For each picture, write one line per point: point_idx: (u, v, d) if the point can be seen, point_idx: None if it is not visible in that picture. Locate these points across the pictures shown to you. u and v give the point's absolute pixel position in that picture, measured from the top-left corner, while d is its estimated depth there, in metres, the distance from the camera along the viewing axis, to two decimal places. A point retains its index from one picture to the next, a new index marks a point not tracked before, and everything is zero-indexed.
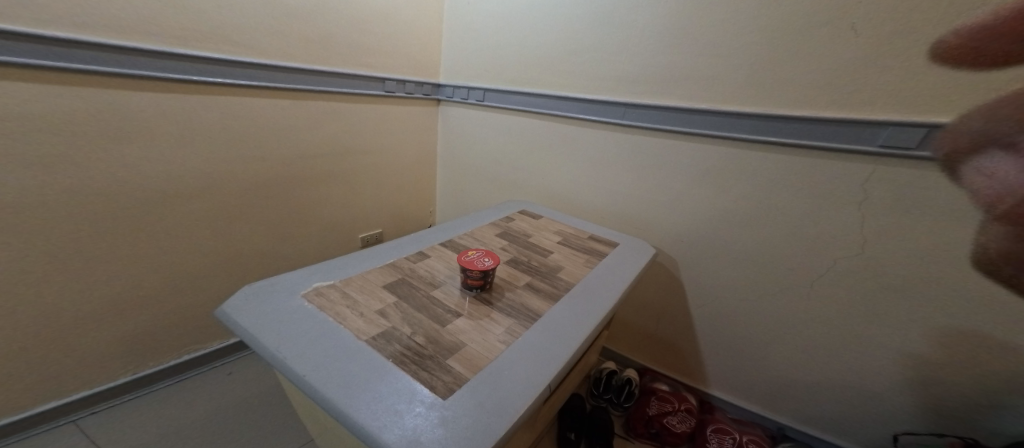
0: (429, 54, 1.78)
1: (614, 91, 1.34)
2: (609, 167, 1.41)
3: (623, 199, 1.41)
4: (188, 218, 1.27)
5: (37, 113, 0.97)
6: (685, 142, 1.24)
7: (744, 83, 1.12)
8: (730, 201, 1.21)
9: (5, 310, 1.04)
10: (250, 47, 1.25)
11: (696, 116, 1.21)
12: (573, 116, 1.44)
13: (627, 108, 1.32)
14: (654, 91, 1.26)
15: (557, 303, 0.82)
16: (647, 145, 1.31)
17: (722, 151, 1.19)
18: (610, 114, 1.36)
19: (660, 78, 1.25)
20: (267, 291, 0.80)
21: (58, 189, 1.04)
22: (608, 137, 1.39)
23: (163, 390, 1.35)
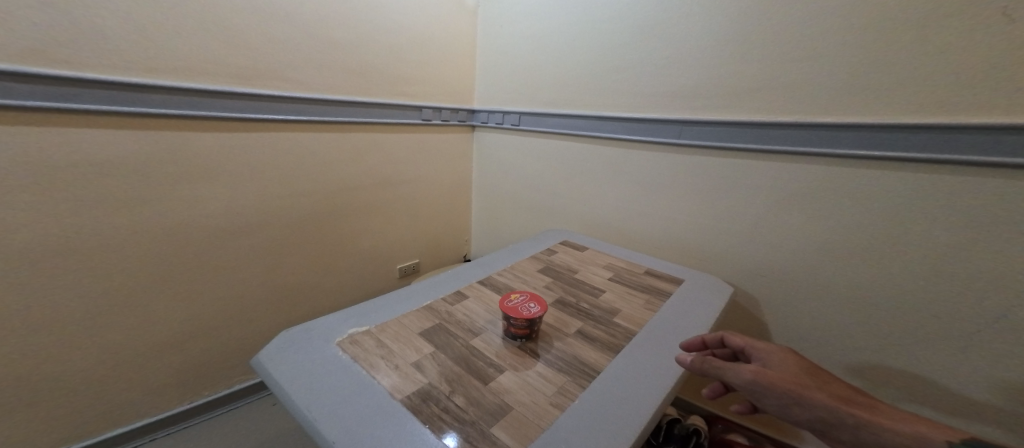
0: (463, 80, 1.75)
1: (667, 108, 1.23)
2: (662, 188, 1.29)
3: (679, 224, 1.28)
4: (233, 254, 1.26)
5: (113, 155, 1.01)
6: (754, 160, 1.11)
7: (822, 92, 0.99)
8: (811, 224, 1.05)
9: (69, 347, 1.04)
10: (298, 82, 1.27)
11: (766, 130, 1.08)
12: (619, 136, 1.34)
13: (683, 126, 1.21)
14: (715, 105, 1.15)
15: (616, 356, 0.71)
16: (708, 163, 1.18)
17: (798, 168, 1.05)
18: (663, 132, 1.25)
19: (719, 90, 1.13)
20: (300, 338, 0.72)
21: (120, 226, 1.05)
22: (661, 156, 1.27)
23: (202, 426, 1.30)
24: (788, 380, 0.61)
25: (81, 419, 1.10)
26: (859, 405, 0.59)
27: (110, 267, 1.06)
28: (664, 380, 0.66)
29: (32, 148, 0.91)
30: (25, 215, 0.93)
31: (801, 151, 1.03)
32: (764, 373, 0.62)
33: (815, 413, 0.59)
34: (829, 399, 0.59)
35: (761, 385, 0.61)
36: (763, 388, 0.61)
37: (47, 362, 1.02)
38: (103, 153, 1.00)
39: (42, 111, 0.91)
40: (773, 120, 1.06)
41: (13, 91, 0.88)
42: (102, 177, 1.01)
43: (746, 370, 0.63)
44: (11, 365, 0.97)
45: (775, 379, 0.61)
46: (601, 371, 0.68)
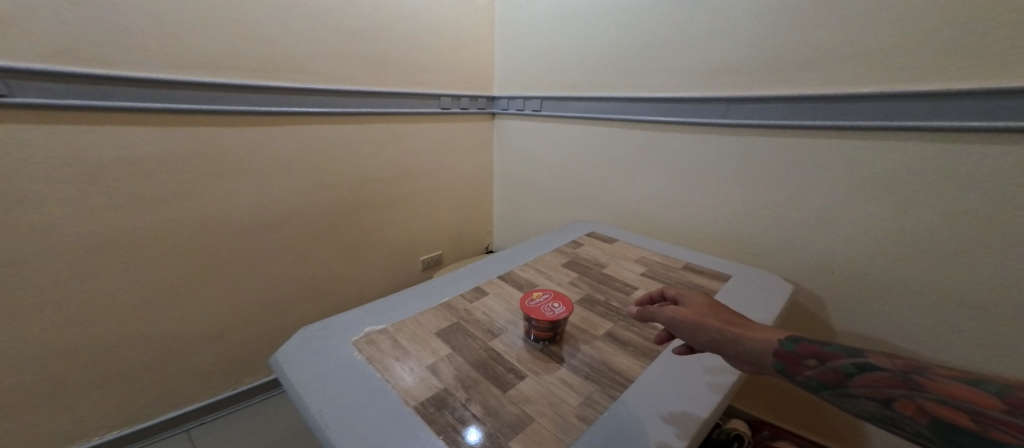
0: (482, 66, 1.68)
1: (710, 86, 1.12)
2: (701, 175, 1.19)
3: (719, 212, 1.18)
4: (259, 248, 1.25)
5: (143, 152, 1.00)
6: (815, 139, 0.98)
7: (899, 60, 0.86)
8: (877, 212, 0.93)
9: (107, 342, 1.06)
10: (317, 73, 1.24)
11: (823, 106, 0.96)
12: (652, 119, 1.24)
13: (730, 105, 1.10)
14: (767, 81, 1.03)
15: (650, 363, 0.64)
16: (756, 147, 1.07)
17: (862, 148, 0.92)
18: (705, 113, 1.14)
19: (768, 65, 1.02)
20: (317, 338, 0.69)
21: (151, 222, 1.05)
22: (702, 140, 1.16)
23: (236, 414, 1.32)
24: (694, 312, 0.60)
25: (124, 409, 1.12)
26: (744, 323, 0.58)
27: (144, 263, 1.06)
28: (707, 392, 0.59)
29: (69, 147, 0.91)
30: (63, 212, 0.94)
31: (880, 126, 0.89)
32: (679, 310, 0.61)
33: (708, 336, 0.57)
34: (719, 322, 0.58)
35: (677, 321, 0.60)
36: (677, 324, 0.60)
37: (88, 355, 1.04)
38: (135, 150, 0.99)
39: (78, 111, 0.91)
40: (844, 92, 0.92)
41: (48, 91, 0.88)
42: (134, 174, 1.00)
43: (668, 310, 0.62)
44: (55, 359, 0.99)
45: (684, 312, 0.60)
46: (634, 381, 0.61)
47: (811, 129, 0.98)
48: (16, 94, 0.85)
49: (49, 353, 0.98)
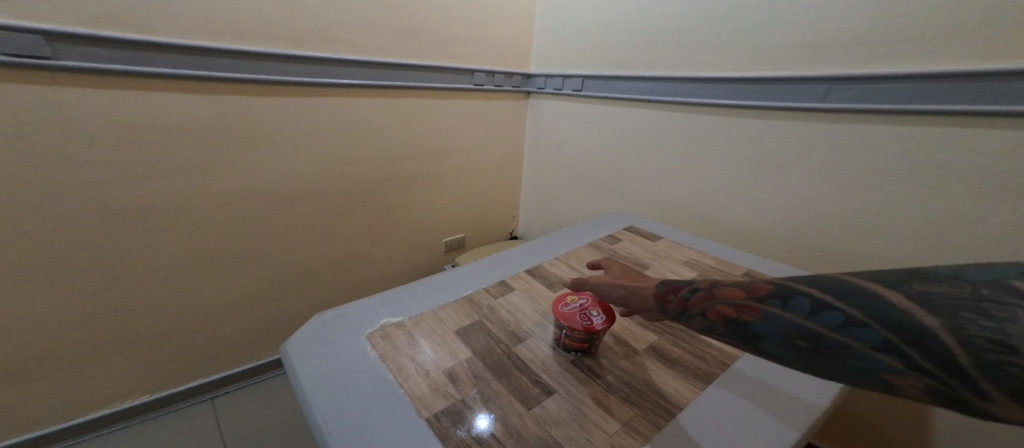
0: (521, 41, 1.56)
1: (801, 65, 0.94)
2: (768, 170, 1.03)
3: (785, 212, 1.03)
4: (285, 223, 1.22)
5: (175, 119, 0.96)
6: (926, 133, 0.80)
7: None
8: (993, 224, 0.76)
9: (133, 309, 1.04)
10: (350, 43, 1.16)
11: (937, 89, 0.78)
12: (712, 102, 1.10)
13: (830, 86, 0.90)
14: (877, 59, 0.84)
15: (700, 391, 0.55)
16: (847, 139, 0.90)
17: (988, 145, 0.74)
18: (787, 96, 0.97)
19: (875, 39, 0.83)
20: (331, 327, 0.63)
21: (177, 191, 1.02)
22: (774, 129, 1.00)
23: (259, 385, 1.32)
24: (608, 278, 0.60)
25: (152, 375, 1.13)
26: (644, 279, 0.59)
27: (174, 233, 1.04)
28: (772, 435, 0.49)
29: (103, 112, 0.88)
30: (90, 176, 0.90)
31: None
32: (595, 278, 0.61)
33: (615, 292, 0.57)
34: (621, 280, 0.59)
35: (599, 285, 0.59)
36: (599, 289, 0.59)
37: (114, 321, 1.03)
38: (167, 117, 0.95)
39: (122, 76, 0.88)
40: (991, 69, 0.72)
41: (93, 56, 0.85)
42: (165, 143, 0.97)
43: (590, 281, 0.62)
44: (83, 324, 0.99)
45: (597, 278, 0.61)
46: (680, 410, 0.52)
47: (933, 117, 0.79)
48: (61, 57, 0.82)
49: (76, 318, 0.97)
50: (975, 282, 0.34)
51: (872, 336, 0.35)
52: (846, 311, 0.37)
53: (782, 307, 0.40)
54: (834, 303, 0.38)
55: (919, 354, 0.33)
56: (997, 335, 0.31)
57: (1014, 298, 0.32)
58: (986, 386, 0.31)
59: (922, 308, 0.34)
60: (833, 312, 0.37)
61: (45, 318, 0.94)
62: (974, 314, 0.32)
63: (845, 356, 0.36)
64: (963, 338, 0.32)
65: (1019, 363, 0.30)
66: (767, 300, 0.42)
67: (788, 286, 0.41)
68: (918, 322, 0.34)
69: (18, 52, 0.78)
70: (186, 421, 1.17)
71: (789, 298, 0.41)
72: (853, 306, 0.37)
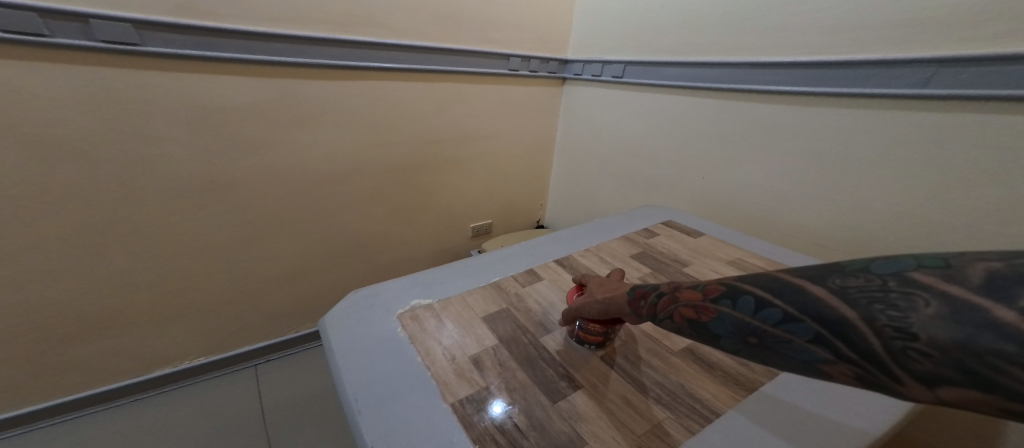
0: (559, 26, 1.51)
1: (865, 48, 0.83)
2: (829, 166, 0.91)
3: (861, 215, 0.88)
4: (324, 203, 1.25)
5: (230, 101, 1.00)
6: None
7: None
8: None
9: (182, 279, 1.09)
10: (392, 27, 1.15)
11: None
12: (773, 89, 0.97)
13: (936, 69, 0.74)
14: (998, 38, 0.69)
15: (741, 399, 0.51)
16: (924, 132, 0.77)
17: None
18: (863, 81, 0.84)
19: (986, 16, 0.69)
20: (365, 304, 0.64)
21: (225, 168, 1.05)
22: (849, 120, 0.86)
23: (296, 355, 1.38)
24: (585, 295, 0.56)
25: (197, 342, 1.19)
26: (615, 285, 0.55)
27: (225, 208, 1.08)
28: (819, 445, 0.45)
29: (164, 92, 0.91)
30: (149, 153, 0.94)
31: None
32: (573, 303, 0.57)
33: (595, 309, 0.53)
34: (593, 290, 0.56)
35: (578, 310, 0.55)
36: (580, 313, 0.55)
37: (165, 290, 1.08)
38: (220, 98, 0.98)
39: (195, 61, 0.93)
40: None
41: (171, 42, 0.89)
42: (222, 123, 1.00)
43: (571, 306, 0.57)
44: (137, 290, 1.04)
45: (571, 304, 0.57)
46: (717, 416, 0.49)
47: None
48: (148, 43, 0.87)
49: (131, 284, 1.03)
50: (883, 274, 0.31)
51: (805, 329, 0.32)
52: (780, 307, 0.33)
53: (731, 307, 0.37)
54: (770, 298, 0.34)
55: (842, 343, 0.30)
56: (902, 324, 0.28)
57: (917, 286, 0.29)
58: (900, 373, 0.28)
59: (836, 300, 0.31)
60: (771, 308, 0.34)
61: (106, 283, 1.00)
62: (881, 303, 0.29)
63: (787, 350, 0.33)
64: (873, 327, 0.29)
65: (920, 350, 0.27)
66: (718, 300, 0.38)
67: (737, 284, 0.37)
68: (836, 314, 0.31)
69: (112, 40, 0.83)
70: (232, 385, 1.24)
71: (736, 296, 0.37)
72: (786, 301, 0.33)
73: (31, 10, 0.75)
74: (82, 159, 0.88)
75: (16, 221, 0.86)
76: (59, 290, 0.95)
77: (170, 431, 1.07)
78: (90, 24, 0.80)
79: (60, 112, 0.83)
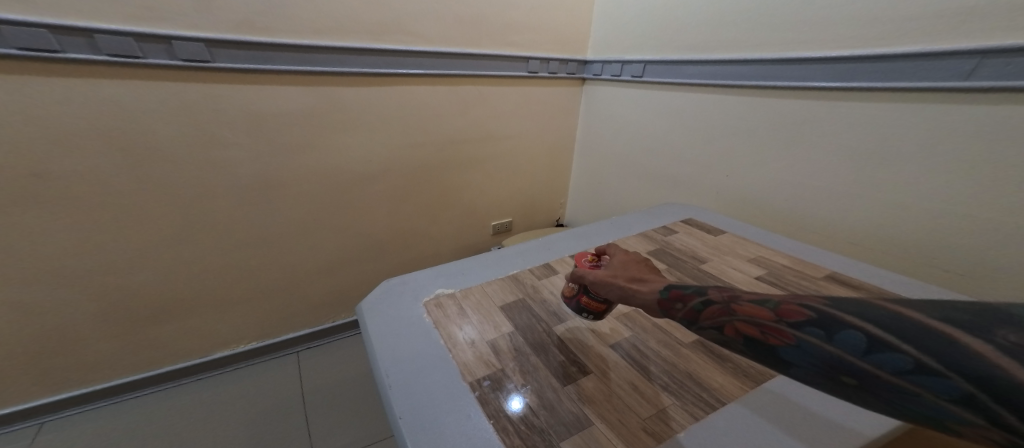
0: (579, 27, 1.53)
1: (890, 40, 0.82)
2: (863, 161, 0.89)
3: (896, 210, 0.86)
4: (357, 202, 1.32)
5: (277, 109, 1.08)
6: None
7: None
8: None
9: (229, 273, 1.18)
10: (420, 34, 1.21)
11: None
12: (799, 84, 0.96)
13: (979, 59, 0.72)
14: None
15: (748, 388, 0.53)
16: (958, 126, 0.76)
17: None
18: (894, 74, 0.82)
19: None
20: (396, 291, 0.69)
21: (268, 170, 1.13)
22: (879, 114, 0.85)
23: (334, 344, 1.46)
24: (607, 273, 0.56)
25: (242, 331, 1.28)
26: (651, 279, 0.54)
27: (272, 207, 1.17)
28: (822, 433, 0.47)
29: (222, 103, 1.00)
30: (204, 156, 1.03)
31: None
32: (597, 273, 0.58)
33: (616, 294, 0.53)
34: (625, 277, 0.55)
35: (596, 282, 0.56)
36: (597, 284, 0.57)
37: (214, 283, 1.17)
38: (267, 107, 1.06)
39: (252, 73, 1.01)
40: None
41: (236, 57, 0.98)
42: (273, 129, 1.09)
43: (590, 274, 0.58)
44: (190, 282, 1.13)
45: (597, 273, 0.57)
46: (722, 403, 0.51)
47: None
48: (217, 59, 0.96)
49: (185, 276, 1.12)
50: None
51: (942, 385, 0.29)
52: (907, 353, 0.31)
53: (825, 339, 0.34)
54: (893, 341, 0.32)
55: (999, 408, 0.27)
56: None
57: None
58: None
59: (1002, 358, 0.27)
60: (894, 353, 0.31)
61: (163, 275, 1.09)
62: None
63: (902, 398, 0.31)
64: None
65: None
66: (808, 330, 0.35)
67: (837, 315, 0.35)
68: (997, 373, 0.28)
69: (191, 58, 0.93)
70: (277, 369, 1.33)
71: (836, 331, 0.34)
72: (917, 349, 0.31)
73: (127, 35, 0.86)
74: (146, 162, 0.97)
75: (98, 218, 0.96)
76: (134, 279, 1.06)
77: (226, 409, 1.17)
78: (172, 44, 0.91)
79: (140, 121, 0.93)
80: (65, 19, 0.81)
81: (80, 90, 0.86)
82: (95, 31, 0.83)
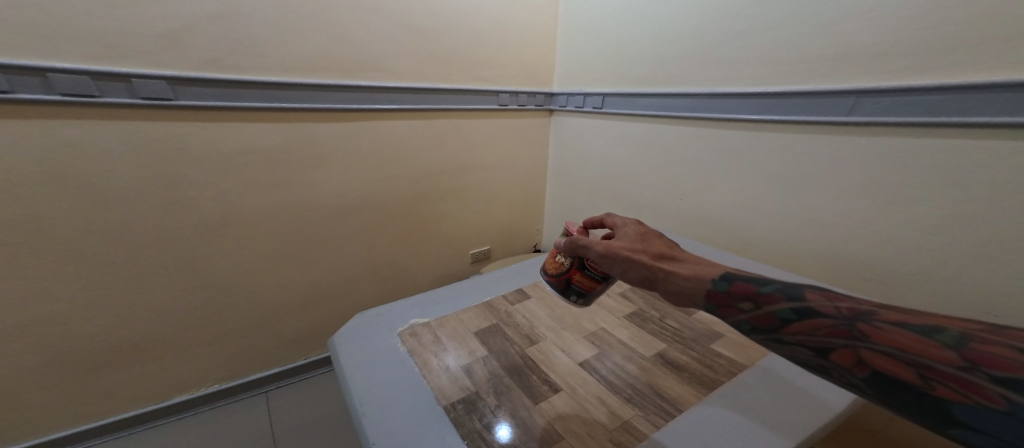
0: (544, 62, 1.63)
1: (808, 76, 0.93)
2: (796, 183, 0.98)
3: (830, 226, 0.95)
4: (330, 235, 1.33)
5: (248, 145, 1.10)
6: (959, 143, 0.74)
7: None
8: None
9: (196, 311, 1.16)
10: (391, 71, 1.27)
11: (961, 97, 0.73)
12: (736, 116, 1.06)
13: (856, 98, 0.85)
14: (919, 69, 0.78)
15: (705, 396, 0.57)
16: (864, 151, 0.86)
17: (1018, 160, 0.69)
18: (812, 104, 0.93)
19: (905, 45, 0.79)
20: (370, 323, 0.70)
21: (236, 207, 1.13)
22: (803, 141, 0.95)
23: (306, 382, 1.43)
24: (624, 245, 0.59)
25: (209, 372, 1.25)
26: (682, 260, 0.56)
27: (242, 243, 1.17)
28: (775, 432, 0.51)
29: (192, 141, 1.02)
30: (171, 193, 1.03)
31: None
32: (611, 245, 0.59)
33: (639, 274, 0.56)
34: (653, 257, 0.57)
35: (608, 256, 0.59)
36: (607, 258, 0.59)
37: (181, 322, 1.15)
38: (237, 144, 1.08)
39: (220, 110, 1.04)
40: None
41: (203, 95, 1.00)
42: (241, 165, 1.11)
43: (600, 245, 0.60)
44: (155, 323, 1.11)
45: (614, 246, 0.59)
46: (681, 411, 0.55)
47: (961, 129, 0.74)
48: (180, 97, 0.98)
49: (150, 316, 1.10)
50: None
51: None
52: None
53: None
54: None
55: None
56: None
57: None
58: None
59: None
60: None
61: (125, 316, 1.06)
62: None
63: None
64: None
65: None
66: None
67: None
68: None
69: (152, 97, 0.95)
70: (244, 411, 1.28)
71: None
72: None
73: (86, 74, 0.87)
74: (111, 202, 0.97)
75: (57, 259, 0.95)
76: (91, 321, 1.03)
77: None
78: (133, 82, 0.92)
79: (105, 161, 0.94)
80: (20, 60, 0.81)
81: (41, 131, 0.86)
82: (51, 71, 0.84)
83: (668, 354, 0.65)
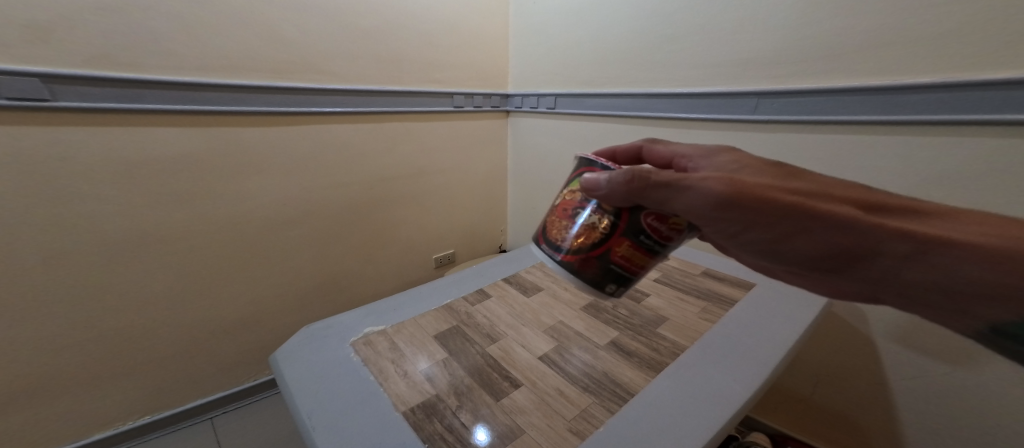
0: (497, 63, 1.64)
1: (736, 79, 1.00)
2: None
3: None
4: (278, 245, 1.28)
5: (166, 153, 1.03)
6: (846, 137, 0.87)
7: (970, 45, 0.72)
8: None
9: (125, 334, 1.08)
10: (332, 74, 1.23)
11: (848, 98, 0.85)
12: (673, 116, 1.13)
13: (758, 99, 0.97)
14: (812, 74, 0.89)
15: (655, 378, 0.61)
16: (777, 146, 0.97)
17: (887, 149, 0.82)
18: (733, 104, 1.02)
19: (807, 52, 0.89)
20: (320, 336, 0.68)
21: (155, 219, 1.05)
22: (732, 137, 1.03)
23: (258, 403, 1.37)
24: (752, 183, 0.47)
25: (143, 401, 1.17)
26: (910, 218, 0.46)
27: (172, 258, 1.10)
28: (715, 408, 0.55)
29: (107, 149, 0.95)
30: (84, 208, 0.96)
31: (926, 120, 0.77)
32: (733, 180, 0.47)
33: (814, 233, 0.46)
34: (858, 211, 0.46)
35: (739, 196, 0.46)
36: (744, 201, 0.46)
37: (106, 347, 1.07)
38: (156, 151, 1.02)
39: (117, 113, 0.95)
40: (898, 82, 0.78)
41: (90, 95, 0.91)
42: (154, 175, 1.03)
43: (712, 180, 0.46)
44: (77, 350, 1.03)
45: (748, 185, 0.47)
46: (632, 394, 0.58)
47: (845, 125, 0.86)
48: (59, 97, 0.88)
49: (70, 343, 1.02)
50: None
51: None
52: None
53: None
54: None
55: None
56: None
57: None
58: None
59: None
60: None
61: (39, 346, 0.98)
62: None
63: None
64: None
65: None
66: None
67: None
68: None
69: (21, 97, 0.84)
70: (184, 441, 1.21)
71: None
72: None
73: None
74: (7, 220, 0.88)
75: None
76: None
77: None
78: None
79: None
80: None
81: None
82: None
83: (621, 341, 0.68)
